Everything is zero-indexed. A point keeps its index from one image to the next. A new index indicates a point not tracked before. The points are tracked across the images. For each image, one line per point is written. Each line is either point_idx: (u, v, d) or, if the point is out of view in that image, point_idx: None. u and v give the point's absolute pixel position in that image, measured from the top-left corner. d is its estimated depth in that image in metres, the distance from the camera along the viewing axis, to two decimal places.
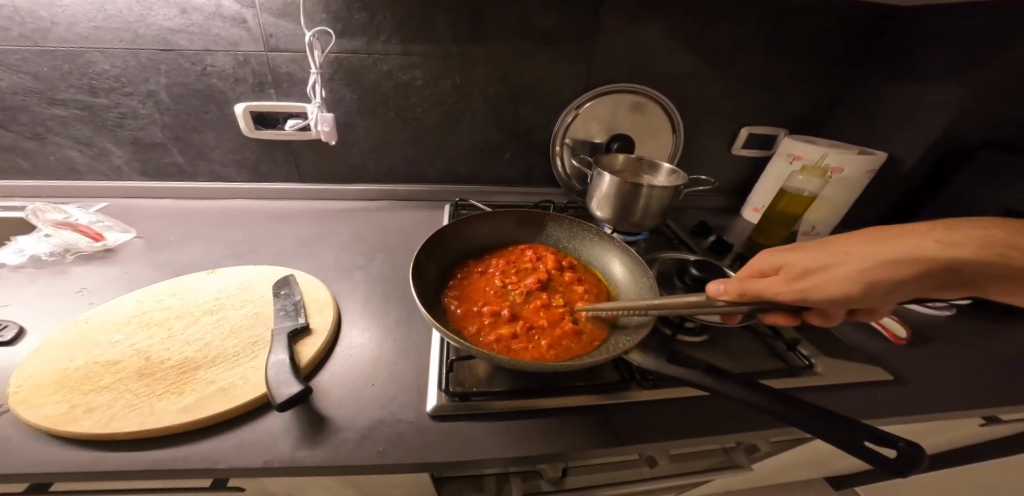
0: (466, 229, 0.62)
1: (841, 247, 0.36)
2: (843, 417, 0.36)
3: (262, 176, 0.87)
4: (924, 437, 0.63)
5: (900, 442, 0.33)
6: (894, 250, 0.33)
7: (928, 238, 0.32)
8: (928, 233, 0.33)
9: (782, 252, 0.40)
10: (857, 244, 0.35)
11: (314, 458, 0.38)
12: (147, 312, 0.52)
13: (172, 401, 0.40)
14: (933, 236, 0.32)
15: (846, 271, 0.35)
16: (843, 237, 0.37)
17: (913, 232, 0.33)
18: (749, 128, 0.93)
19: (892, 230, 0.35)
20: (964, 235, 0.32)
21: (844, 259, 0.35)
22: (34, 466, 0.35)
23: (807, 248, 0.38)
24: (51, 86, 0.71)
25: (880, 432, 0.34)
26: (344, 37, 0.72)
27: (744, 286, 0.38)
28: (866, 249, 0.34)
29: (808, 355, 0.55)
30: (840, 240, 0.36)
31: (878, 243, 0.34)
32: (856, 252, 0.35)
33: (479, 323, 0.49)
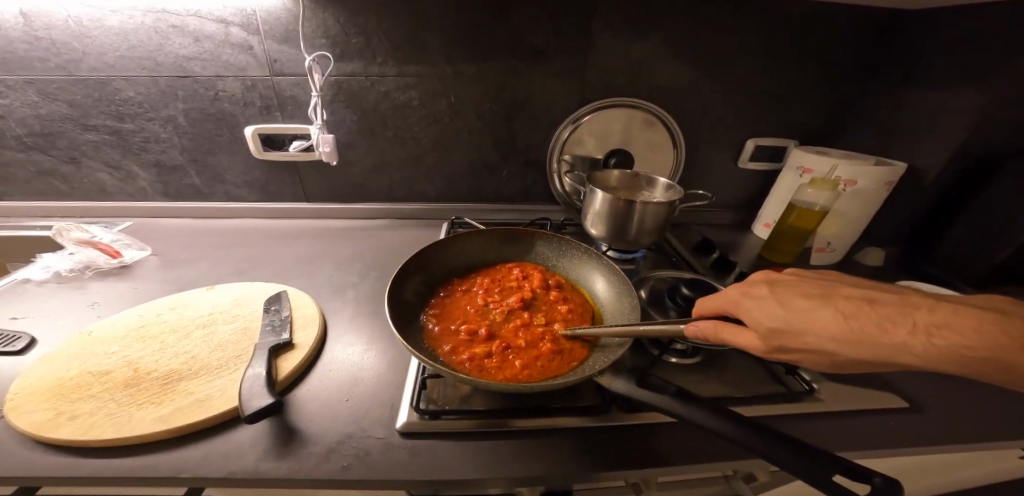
0: (453, 248, 0.62)
1: (819, 327, 0.33)
2: (816, 449, 0.33)
3: (271, 195, 0.91)
4: (957, 474, 0.57)
5: (875, 477, 0.30)
6: (861, 349, 0.32)
7: (886, 321, 0.31)
8: (903, 333, 0.30)
9: (758, 305, 0.36)
10: (834, 332, 0.32)
11: (279, 470, 0.39)
12: (145, 325, 0.54)
13: (150, 410, 0.42)
14: (908, 341, 0.30)
15: (810, 349, 0.34)
16: (818, 303, 0.34)
17: (874, 312, 0.32)
18: (756, 140, 0.89)
19: (872, 315, 0.32)
20: (921, 320, 0.30)
21: (814, 342, 0.33)
22: (18, 469, 0.37)
23: (783, 310, 0.35)
24: (84, 113, 0.78)
25: (854, 467, 0.32)
26: (342, 60, 0.75)
27: (720, 329, 0.36)
28: (835, 340, 0.32)
29: (811, 380, 0.51)
30: (816, 313, 0.33)
31: (854, 337, 0.32)
32: (830, 339, 0.33)
33: (455, 342, 0.49)
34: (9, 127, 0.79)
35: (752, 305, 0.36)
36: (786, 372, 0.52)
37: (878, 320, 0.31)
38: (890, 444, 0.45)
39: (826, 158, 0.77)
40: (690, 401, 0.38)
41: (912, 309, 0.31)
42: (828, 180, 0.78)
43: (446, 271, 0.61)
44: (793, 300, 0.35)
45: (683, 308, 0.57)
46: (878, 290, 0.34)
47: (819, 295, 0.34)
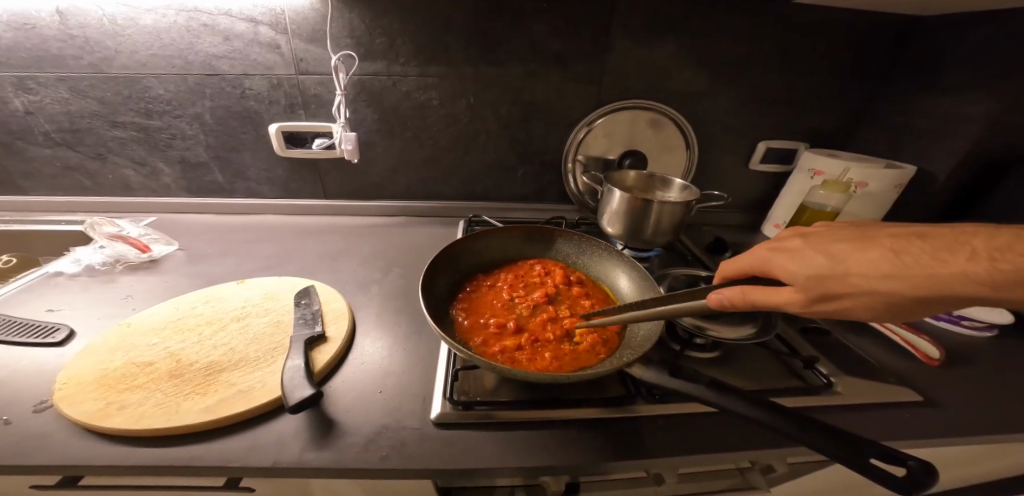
0: (477, 243, 0.64)
1: (867, 267, 0.34)
2: (841, 433, 0.36)
3: (291, 192, 0.92)
4: (964, 466, 0.59)
5: (910, 460, 0.33)
6: (916, 282, 0.33)
7: (959, 266, 0.33)
8: (956, 263, 0.33)
9: (795, 256, 0.37)
10: (884, 267, 0.34)
11: (321, 460, 0.40)
12: (181, 318, 0.56)
13: (196, 401, 0.43)
14: (961, 269, 0.32)
15: (858, 294, 0.35)
16: (857, 244, 0.36)
17: (951, 258, 0.33)
18: (767, 142, 0.91)
19: (921, 250, 0.34)
20: (1010, 254, 0.32)
21: (860, 283, 0.35)
22: (73, 457, 0.39)
23: (821, 257, 0.36)
24: (113, 110, 0.80)
25: (890, 451, 0.34)
26: (366, 60, 0.77)
27: (748, 296, 0.37)
28: (889, 278, 0.34)
29: (828, 374, 0.53)
30: (863, 255, 0.35)
31: (903, 271, 0.33)
32: (876, 277, 0.34)
33: (485, 335, 0.51)
34: (39, 123, 0.81)
35: (788, 257, 0.38)
36: (804, 366, 0.54)
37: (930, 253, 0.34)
38: (904, 436, 0.46)
39: (839, 160, 0.79)
40: (720, 390, 0.41)
41: (993, 250, 0.32)
42: (839, 182, 0.80)
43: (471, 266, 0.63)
44: (832, 247, 0.36)
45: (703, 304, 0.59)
46: (915, 228, 0.36)
47: (857, 238, 0.36)
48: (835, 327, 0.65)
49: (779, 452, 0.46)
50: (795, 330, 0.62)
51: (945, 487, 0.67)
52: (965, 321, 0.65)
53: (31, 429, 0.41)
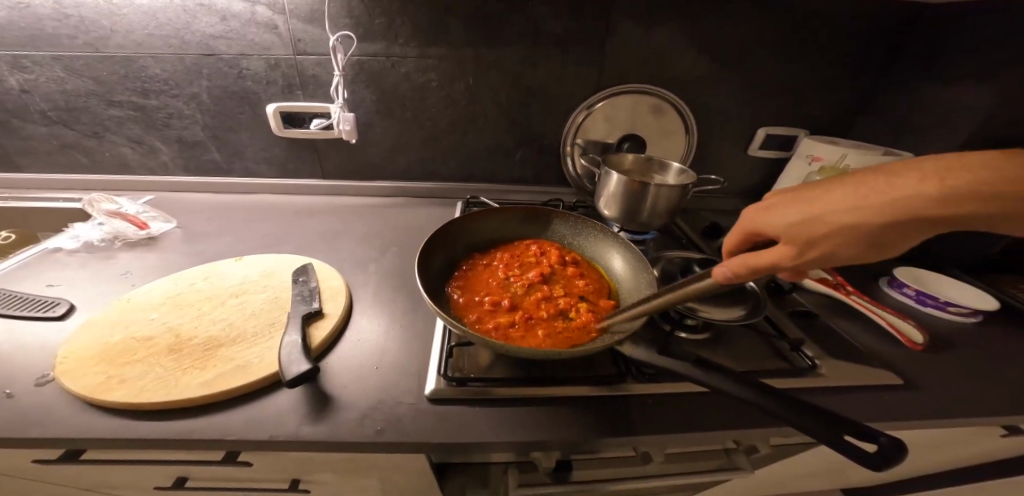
0: (474, 223, 0.64)
1: (836, 205, 0.31)
2: (823, 413, 0.36)
3: (289, 172, 0.92)
4: (943, 444, 0.61)
5: (881, 437, 0.34)
6: (892, 210, 0.29)
7: (922, 189, 0.28)
8: (920, 181, 0.29)
9: (773, 211, 0.35)
10: (851, 202, 0.31)
11: (317, 433, 0.41)
12: (179, 294, 0.57)
13: (196, 375, 0.44)
14: (928, 188, 0.28)
15: (842, 234, 0.31)
16: (827, 187, 0.33)
17: (906, 180, 0.29)
18: (767, 129, 0.90)
19: (880, 178, 0.31)
20: (965, 167, 0.28)
21: (841, 222, 0.31)
22: (76, 427, 0.40)
23: (797, 206, 0.33)
24: (110, 90, 0.80)
25: (864, 429, 0.35)
26: (364, 41, 0.76)
27: (744, 260, 0.33)
28: (871, 205, 0.30)
29: (814, 356, 0.54)
30: (831, 195, 0.32)
31: (870, 202, 0.30)
32: (850, 212, 0.31)
33: (479, 312, 0.51)
34: (35, 101, 0.81)
35: (766, 214, 0.36)
36: (790, 348, 0.55)
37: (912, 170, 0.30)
38: (887, 416, 0.47)
39: (837, 147, 0.79)
40: (706, 369, 0.41)
41: (948, 165, 0.29)
42: (836, 169, 0.80)
43: (467, 245, 0.64)
44: (805, 195, 0.34)
45: None
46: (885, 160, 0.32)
47: (826, 181, 0.34)
48: (823, 311, 0.66)
49: (766, 431, 0.47)
50: (784, 312, 0.63)
51: (924, 464, 0.69)
52: (952, 307, 0.65)
53: (32, 401, 0.42)
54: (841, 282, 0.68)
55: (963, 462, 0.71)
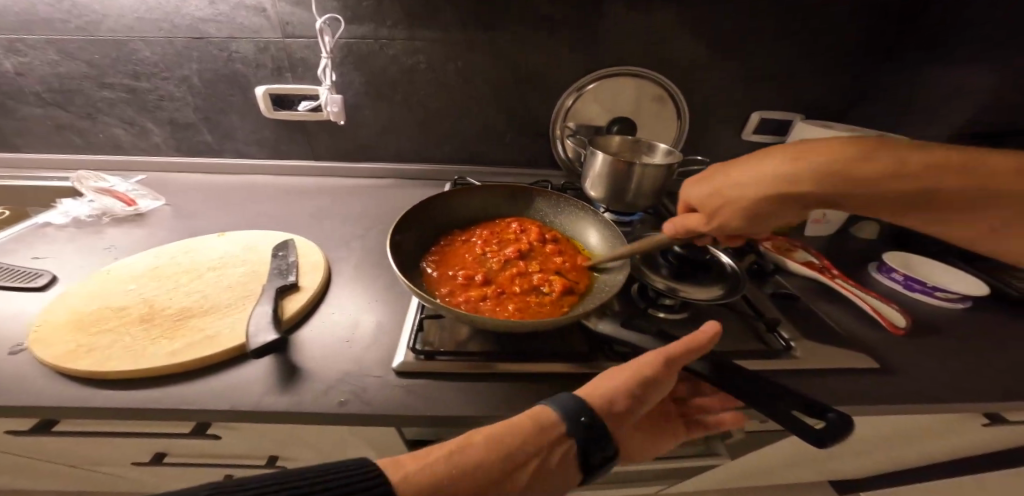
0: (453, 200, 0.64)
1: (729, 182, 0.45)
2: (777, 391, 0.37)
3: (280, 153, 0.93)
4: (925, 429, 0.60)
5: (830, 413, 0.34)
6: (760, 187, 0.42)
7: (778, 171, 0.40)
8: (778, 164, 0.41)
9: (696, 184, 0.49)
10: (739, 179, 0.43)
11: (280, 403, 0.41)
12: (158, 267, 0.57)
13: (163, 344, 0.44)
14: (780, 170, 0.40)
15: (731, 203, 0.45)
16: (732, 165, 0.45)
17: (774, 163, 0.41)
18: (761, 113, 0.89)
19: (763, 160, 0.42)
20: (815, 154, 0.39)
21: (731, 195, 0.45)
22: (45, 394, 0.40)
23: (707, 182, 0.47)
24: (102, 72, 0.80)
25: (815, 406, 0.36)
26: (353, 23, 0.76)
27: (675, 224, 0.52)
28: (762, 175, 0.42)
29: (790, 338, 0.53)
30: (731, 172, 0.44)
31: (749, 181, 0.43)
32: (735, 187, 0.44)
33: (453, 286, 0.51)
34: (29, 83, 0.82)
35: (693, 186, 0.49)
36: (767, 329, 0.54)
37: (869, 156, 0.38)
38: (861, 399, 0.47)
39: (830, 130, 0.78)
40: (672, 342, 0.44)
41: (803, 152, 0.39)
42: None
43: (447, 222, 0.64)
44: (718, 172, 0.46)
45: (674, 266, 0.59)
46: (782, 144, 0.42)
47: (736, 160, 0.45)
48: (807, 295, 0.65)
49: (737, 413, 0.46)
50: (765, 295, 0.62)
51: (908, 450, 0.69)
52: (940, 293, 0.64)
53: (5, 367, 0.43)
54: (826, 265, 0.67)
55: (948, 450, 0.71)
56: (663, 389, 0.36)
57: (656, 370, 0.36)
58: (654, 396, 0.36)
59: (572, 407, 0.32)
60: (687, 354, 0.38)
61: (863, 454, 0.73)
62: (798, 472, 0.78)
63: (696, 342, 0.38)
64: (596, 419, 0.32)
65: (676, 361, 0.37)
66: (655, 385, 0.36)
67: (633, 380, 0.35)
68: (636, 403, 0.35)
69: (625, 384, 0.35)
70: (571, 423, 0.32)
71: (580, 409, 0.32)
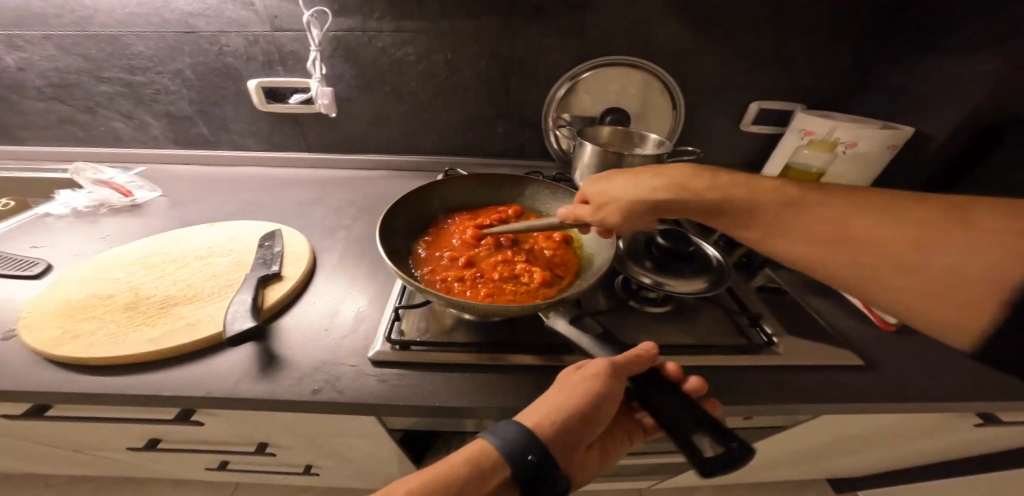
0: (447, 186, 0.67)
1: (630, 189, 0.48)
2: (694, 408, 0.35)
3: (274, 145, 0.93)
4: (914, 427, 0.59)
5: (734, 442, 0.31)
6: (654, 200, 0.46)
7: (677, 187, 0.45)
8: (688, 186, 0.44)
9: (601, 182, 0.52)
10: (641, 189, 0.47)
11: (255, 391, 0.42)
12: (147, 256, 0.58)
13: (144, 332, 0.45)
14: (683, 192, 0.44)
15: (617, 206, 0.49)
16: (638, 177, 0.48)
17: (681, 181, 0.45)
18: (760, 103, 0.86)
19: (672, 178, 0.46)
20: (726, 182, 0.42)
21: (623, 198, 0.48)
22: (29, 378, 0.42)
23: (612, 183, 0.50)
24: (98, 66, 0.81)
25: (723, 431, 0.33)
26: (340, 16, 0.76)
27: (573, 212, 0.53)
28: (647, 188, 0.47)
29: (772, 333, 0.52)
30: (639, 182, 0.48)
31: (651, 193, 0.46)
32: (632, 194, 0.48)
33: (435, 267, 0.54)
34: (30, 78, 0.83)
35: (596, 184, 0.52)
36: (749, 323, 0.53)
37: (894, 209, 0.33)
38: (841, 396, 0.45)
39: (828, 121, 0.75)
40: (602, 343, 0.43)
41: (710, 180, 0.43)
42: (827, 141, 0.77)
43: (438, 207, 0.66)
44: (625, 178, 0.49)
45: (660, 258, 0.58)
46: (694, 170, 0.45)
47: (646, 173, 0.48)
48: (798, 290, 0.63)
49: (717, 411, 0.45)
50: (752, 288, 0.62)
51: (901, 447, 0.67)
52: None
53: None
54: None
55: (942, 450, 0.69)
56: (614, 404, 0.35)
57: (603, 386, 0.35)
58: (604, 412, 0.35)
59: (517, 446, 0.29)
60: (629, 365, 0.37)
61: (854, 452, 0.72)
62: (790, 465, 0.78)
63: (636, 355, 0.38)
64: (543, 455, 0.29)
65: (620, 376, 0.37)
66: (606, 401, 0.35)
67: (579, 401, 0.34)
68: (589, 422, 0.33)
69: (569, 406, 0.33)
70: (516, 465, 0.29)
71: (526, 446, 0.29)
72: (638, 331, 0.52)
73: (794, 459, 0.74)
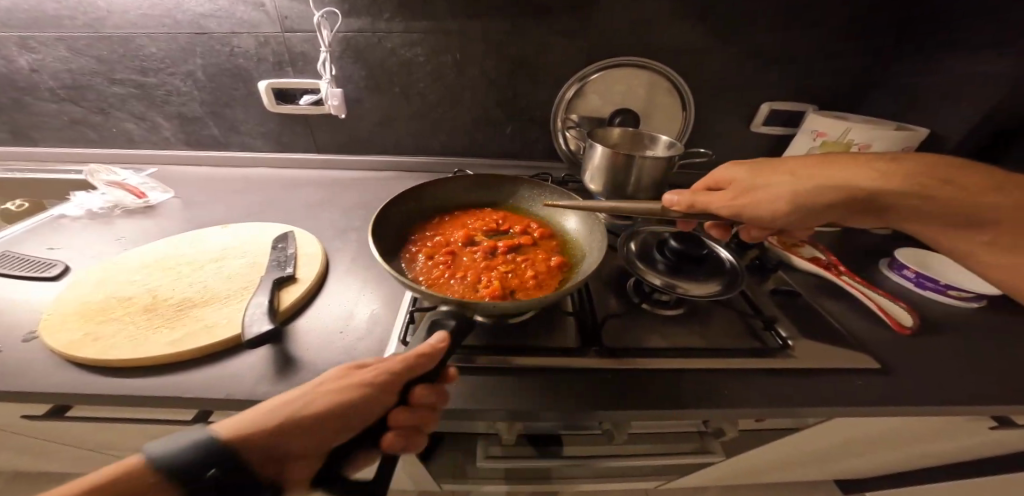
0: (467, 182, 0.70)
1: (789, 175, 0.46)
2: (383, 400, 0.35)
3: (283, 146, 0.94)
4: (927, 430, 0.59)
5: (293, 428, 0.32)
6: (822, 185, 0.45)
7: (853, 173, 0.44)
8: (862, 174, 0.43)
9: (745, 169, 0.50)
10: (802, 176, 0.46)
11: (273, 393, 0.42)
12: (163, 258, 0.59)
13: (164, 334, 0.46)
14: (862, 178, 0.43)
15: (774, 192, 0.46)
16: (798, 164, 0.47)
17: (851, 167, 0.44)
18: (771, 104, 0.86)
19: (837, 166, 0.45)
20: (891, 169, 0.43)
21: (780, 185, 0.46)
22: (52, 380, 0.42)
23: (758, 170, 0.49)
24: (111, 68, 0.82)
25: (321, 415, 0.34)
26: (350, 16, 0.76)
27: (693, 199, 0.48)
28: (834, 176, 0.44)
29: (787, 336, 0.52)
30: (799, 169, 0.46)
31: (822, 177, 0.45)
32: (792, 181, 0.46)
33: (431, 249, 0.58)
34: (44, 80, 0.84)
35: (739, 170, 0.50)
36: (764, 326, 0.53)
37: None
38: (858, 400, 0.45)
39: (841, 121, 0.74)
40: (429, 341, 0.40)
41: (883, 167, 0.43)
42: (839, 144, 0.76)
43: (445, 203, 0.69)
44: (775, 166, 0.48)
45: (671, 261, 0.58)
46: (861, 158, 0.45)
47: (806, 163, 0.47)
48: (812, 293, 0.63)
49: (732, 415, 0.45)
50: (765, 291, 0.61)
51: (914, 449, 0.67)
52: (952, 291, 0.62)
53: (18, 355, 0.45)
54: (834, 261, 0.65)
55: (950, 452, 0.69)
56: (380, 410, 0.33)
57: (373, 390, 0.33)
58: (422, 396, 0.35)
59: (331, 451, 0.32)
60: (410, 369, 0.35)
61: (862, 454, 0.72)
62: (801, 467, 0.77)
63: (420, 356, 0.35)
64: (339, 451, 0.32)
65: (404, 377, 0.34)
66: (365, 404, 0.33)
67: (311, 403, 0.32)
68: (337, 426, 0.32)
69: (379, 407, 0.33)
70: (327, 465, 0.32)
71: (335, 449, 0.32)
72: (647, 332, 0.52)
73: (804, 461, 0.74)
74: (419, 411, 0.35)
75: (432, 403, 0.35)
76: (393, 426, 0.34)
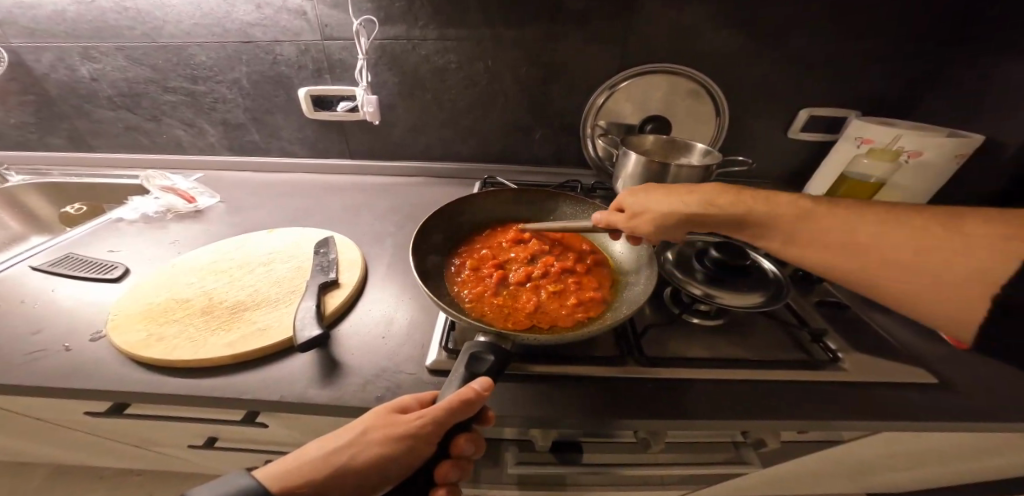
0: (515, 196, 0.73)
1: (679, 204, 0.50)
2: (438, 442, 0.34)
3: (319, 151, 0.97)
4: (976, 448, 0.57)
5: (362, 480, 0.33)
6: (707, 216, 0.48)
7: (759, 207, 0.45)
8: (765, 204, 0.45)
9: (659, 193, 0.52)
10: (694, 207, 0.49)
11: (322, 396, 0.44)
12: (216, 262, 0.62)
13: (221, 336, 0.48)
14: (760, 209, 0.45)
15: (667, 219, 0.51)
16: (698, 188, 0.49)
17: (754, 200, 0.46)
18: (811, 110, 0.83)
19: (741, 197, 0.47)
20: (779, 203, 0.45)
21: (675, 212, 0.50)
22: (122, 378, 0.45)
23: (666, 195, 0.51)
24: (165, 76, 0.87)
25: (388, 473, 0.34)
26: (386, 24, 0.78)
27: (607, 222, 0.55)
28: (722, 204, 0.47)
29: (836, 349, 0.50)
30: (691, 196, 0.49)
31: (712, 208, 0.48)
32: (683, 210, 0.49)
33: (477, 260, 0.62)
34: (103, 88, 0.90)
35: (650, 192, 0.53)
36: (810, 339, 0.52)
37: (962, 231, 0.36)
38: (913, 416, 0.44)
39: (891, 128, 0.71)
40: (470, 379, 0.38)
41: (765, 196, 0.45)
42: (888, 151, 0.73)
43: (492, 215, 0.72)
44: (678, 189, 0.51)
45: (712, 272, 0.57)
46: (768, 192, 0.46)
47: (708, 188, 0.49)
48: (857, 305, 0.61)
49: (781, 428, 0.44)
50: (808, 304, 0.60)
51: (958, 466, 0.64)
52: None
53: (89, 353, 0.48)
54: None
55: (995, 466, 0.66)
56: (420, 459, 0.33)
57: (413, 440, 0.33)
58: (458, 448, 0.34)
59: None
60: (452, 416, 0.33)
61: (901, 469, 0.70)
62: (833, 479, 0.76)
63: (462, 403, 0.33)
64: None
65: (446, 427, 0.33)
66: (408, 455, 0.33)
67: (356, 451, 0.33)
68: (378, 475, 0.32)
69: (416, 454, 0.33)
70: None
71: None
72: (686, 342, 0.52)
73: (838, 474, 0.72)
74: (460, 461, 0.35)
75: (472, 453, 0.35)
76: (440, 481, 0.34)
